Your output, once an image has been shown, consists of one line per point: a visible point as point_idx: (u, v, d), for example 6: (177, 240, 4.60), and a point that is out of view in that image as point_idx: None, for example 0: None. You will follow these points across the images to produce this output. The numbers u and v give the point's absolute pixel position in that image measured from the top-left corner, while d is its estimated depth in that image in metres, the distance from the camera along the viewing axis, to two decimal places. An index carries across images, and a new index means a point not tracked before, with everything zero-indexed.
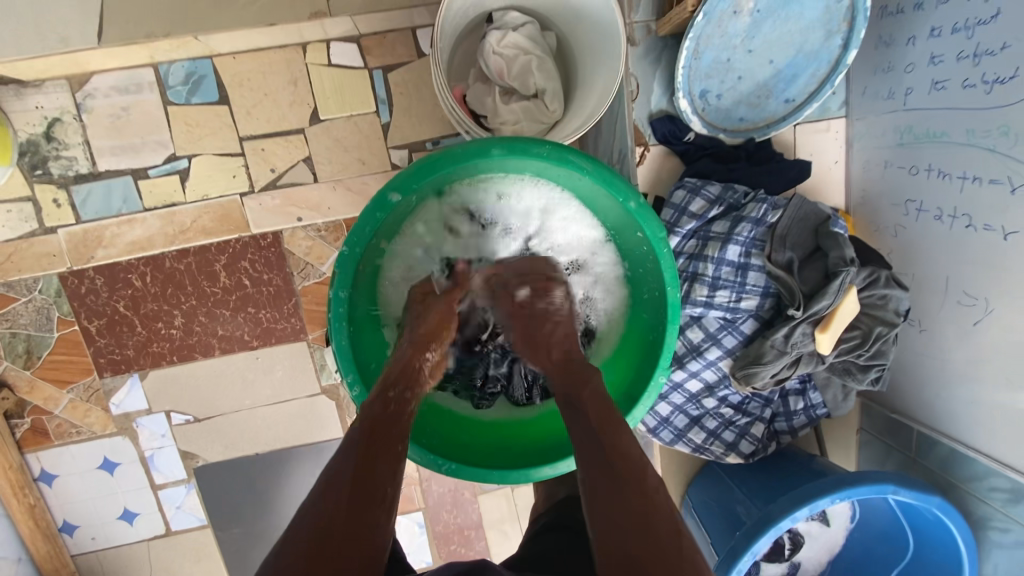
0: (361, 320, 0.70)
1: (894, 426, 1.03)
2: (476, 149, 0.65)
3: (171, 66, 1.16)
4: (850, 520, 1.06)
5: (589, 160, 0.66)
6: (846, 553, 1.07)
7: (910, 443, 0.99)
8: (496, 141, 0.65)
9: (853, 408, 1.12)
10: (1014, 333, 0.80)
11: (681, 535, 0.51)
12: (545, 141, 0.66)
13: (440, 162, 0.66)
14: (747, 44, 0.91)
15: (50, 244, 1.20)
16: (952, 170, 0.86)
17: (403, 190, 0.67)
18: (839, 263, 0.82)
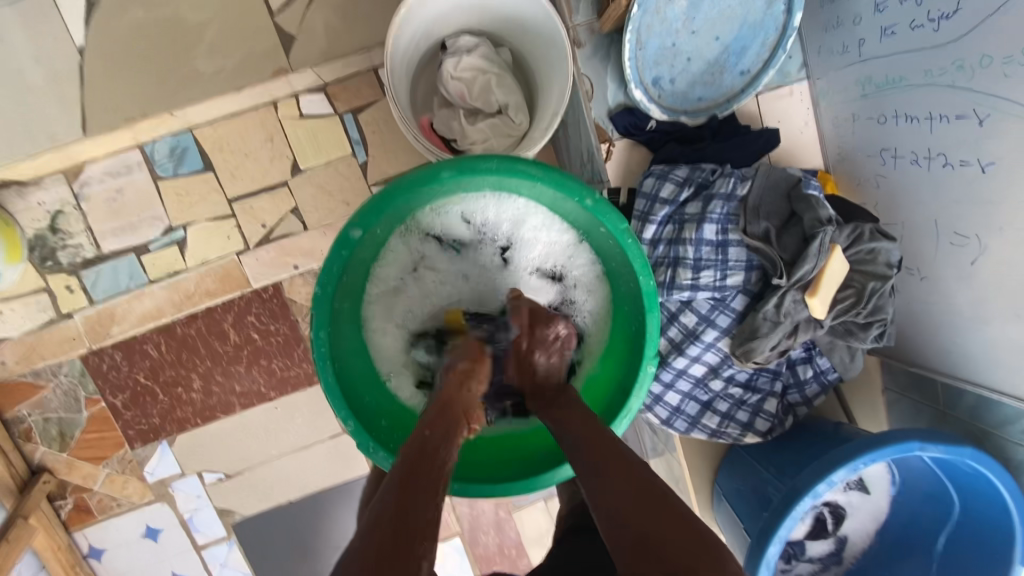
0: (349, 358, 0.72)
1: (918, 380, 0.97)
2: (426, 175, 0.67)
3: (155, 144, 1.21)
4: (891, 485, 1.03)
5: (538, 165, 0.67)
6: (894, 520, 1.04)
7: (937, 396, 0.94)
8: (445, 163, 0.66)
9: (873, 367, 1.07)
10: (1012, 265, 0.77)
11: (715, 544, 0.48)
12: (494, 155, 0.67)
13: (395, 192, 0.67)
14: (689, 26, 0.92)
15: (69, 328, 1.27)
16: (918, 113, 0.85)
17: (364, 225, 0.68)
18: (815, 224, 0.81)
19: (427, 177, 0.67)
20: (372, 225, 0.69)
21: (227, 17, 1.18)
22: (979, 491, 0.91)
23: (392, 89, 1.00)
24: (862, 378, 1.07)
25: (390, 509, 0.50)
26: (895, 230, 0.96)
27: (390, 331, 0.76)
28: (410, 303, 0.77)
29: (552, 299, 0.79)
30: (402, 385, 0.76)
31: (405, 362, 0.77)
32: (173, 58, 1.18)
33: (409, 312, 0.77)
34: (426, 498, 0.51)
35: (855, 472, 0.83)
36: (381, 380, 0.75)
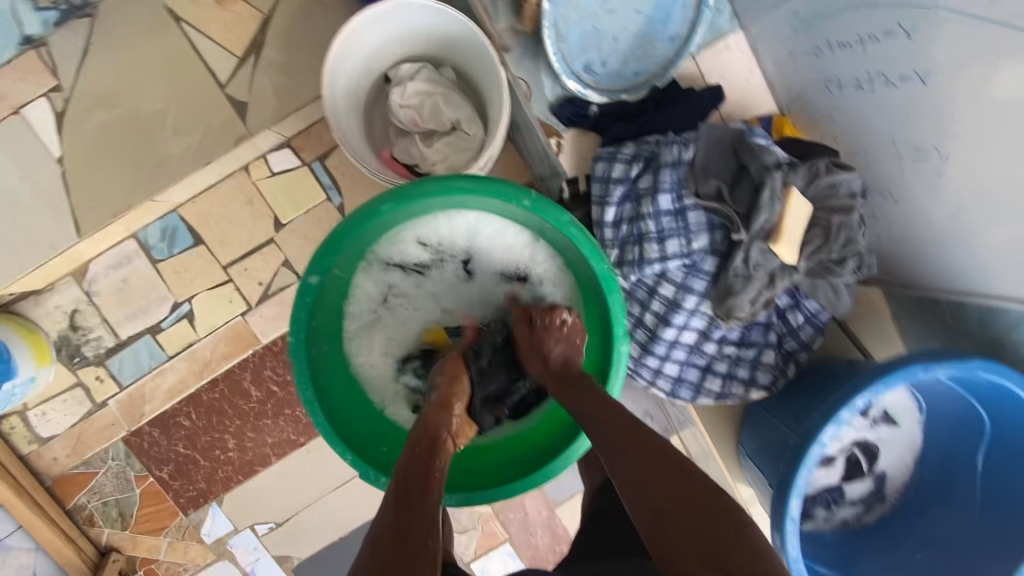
0: (340, 394, 0.76)
1: (920, 304, 0.96)
2: (367, 211, 0.69)
3: (147, 230, 1.29)
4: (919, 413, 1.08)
5: (469, 178, 0.69)
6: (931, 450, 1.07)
7: (943, 317, 0.91)
8: (383, 196, 0.68)
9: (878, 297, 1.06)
10: (973, 171, 0.75)
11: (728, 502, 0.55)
12: (428, 177, 0.69)
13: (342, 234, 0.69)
14: (605, 7, 0.94)
15: (107, 415, 1.36)
16: (849, 39, 0.84)
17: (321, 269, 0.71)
18: (764, 171, 0.80)
19: (369, 213, 0.69)
20: (328, 267, 0.71)
21: (180, 98, 1.23)
22: (1006, 407, 0.92)
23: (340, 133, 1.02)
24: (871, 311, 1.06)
25: (377, 559, 0.52)
26: (860, 158, 0.94)
27: (376, 362, 0.80)
28: (389, 332, 0.80)
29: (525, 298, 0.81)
30: (398, 410, 0.79)
31: (396, 390, 0.80)
32: (141, 147, 1.24)
33: (392, 340, 0.80)
34: (412, 533, 0.53)
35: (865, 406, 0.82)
36: (378, 410, 0.79)
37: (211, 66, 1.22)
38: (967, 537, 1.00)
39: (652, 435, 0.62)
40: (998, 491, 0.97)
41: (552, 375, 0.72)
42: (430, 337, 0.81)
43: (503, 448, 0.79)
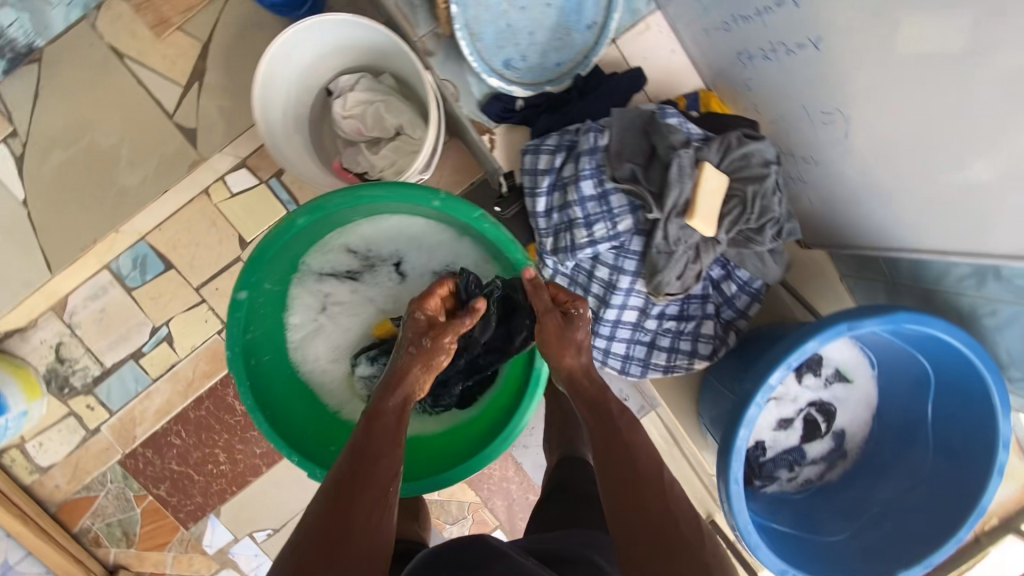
0: (286, 399, 0.80)
1: (864, 260, 1.02)
2: (284, 226, 0.71)
3: (119, 260, 1.33)
4: (873, 367, 1.12)
5: (378, 186, 0.72)
6: (886, 402, 1.11)
7: (883, 270, 0.99)
8: (297, 211, 0.71)
9: (827, 260, 1.12)
10: (874, 130, 0.77)
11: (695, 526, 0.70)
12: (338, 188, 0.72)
13: (264, 251, 0.72)
14: (515, 3, 0.96)
15: (101, 440, 1.42)
16: (749, 12, 0.85)
17: (249, 286, 0.74)
18: (670, 150, 0.83)
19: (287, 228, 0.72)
20: (257, 283, 0.74)
21: (133, 130, 1.26)
22: (946, 355, 0.94)
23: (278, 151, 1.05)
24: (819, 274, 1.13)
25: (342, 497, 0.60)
26: (781, 126, 0.96)
27: (322, 366, 0.84)
28: (331, 337, 0.84)
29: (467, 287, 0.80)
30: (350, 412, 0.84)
31: (346, 390, 0.84)
32: (102, 181, 1.29)
33: (336, 345, 0.84)
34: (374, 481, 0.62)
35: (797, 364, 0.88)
36: (331, 413, 0.83)
37: (158, 97, 1.25)
38: (920, 485, 1.02)
39: (664, 471, 0.74)
40: (946, 436, 1.00)
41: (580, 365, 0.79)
42: (379, 330, 0.83)
43: (450, 438, 0.86)
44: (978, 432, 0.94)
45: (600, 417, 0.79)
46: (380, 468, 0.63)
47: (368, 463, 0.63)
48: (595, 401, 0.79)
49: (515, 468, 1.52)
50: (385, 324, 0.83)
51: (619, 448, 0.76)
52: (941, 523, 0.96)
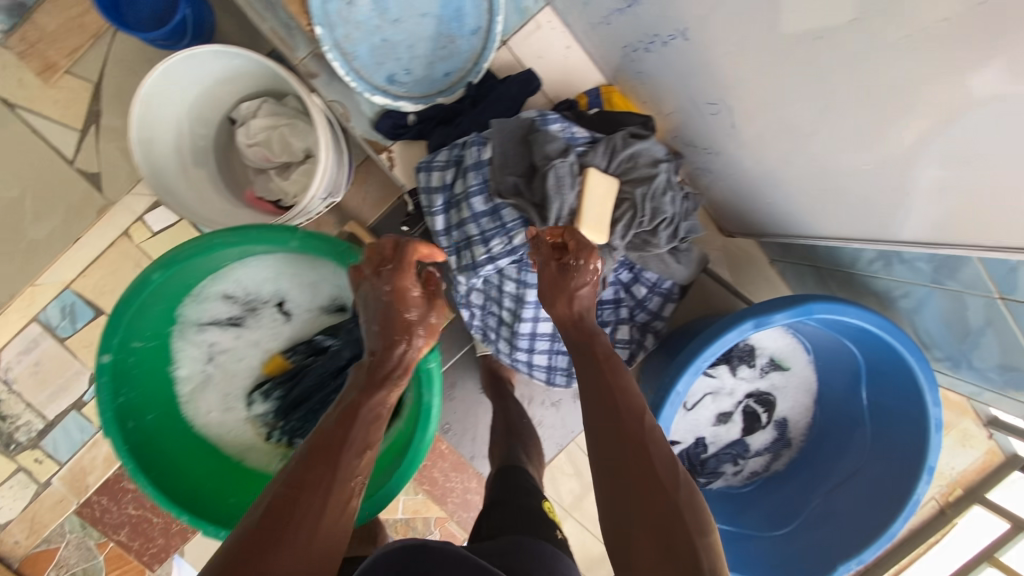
0: (178, 457, 0.78)
1: (788, 248, 0.97)
2: (140, 283, 0.68)
3: (47, 312, 1.29)
4: (808, 354, 1.08)
5: (232, 232, 0.70)
6: (824, 386, 1.08)
7: (810, 255, 0.93)
8: (150, 266, 0.68)
9: (757, 247, 1.08)
10: (757, 117, 0.74)
11: (688, 492, 0.60)
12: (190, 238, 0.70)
13: (124, 311, 0.69)
14: (388, 17, 0.92)
15: (54, 492, 1.40)
16: (620, 5, 0.81)
17: (114, 348, 0.71)
18: (545, 161, 0.80)
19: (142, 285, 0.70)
20: (122, 344, 0.71)
21: (38, 181, 1.23)
22: (869, 340, 0.91)
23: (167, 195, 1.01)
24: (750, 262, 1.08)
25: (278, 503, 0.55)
26: (677, 118, 0.91)
27: (216, 415, 0.82)
28: (222, 386, 0.82)
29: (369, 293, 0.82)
30: (255, 457, 0.82)
31: (248, 432, 0.83)
32: (15, 236, 1.25)
33: (228, 394, 0.82)
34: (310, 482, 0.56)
35: (710, 363, 0.86)
36: (235, 462, 0.82)
37: (58, 144, 1.21)
38: (858, 473, 0.99)
39: (647, 416, 0.65)
40: (881, 422, 0.97)
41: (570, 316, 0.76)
42: (268, 368, 0.82)
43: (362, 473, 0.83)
44: (908, 415, 0.91)
45: (587, 366, 0.72)
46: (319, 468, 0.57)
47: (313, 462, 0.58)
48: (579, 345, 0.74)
49: (477, 478, 1.47)
50: (274, 361, 0.82)
51: (598, 390, 0.69)
52: (879, 514, 0.92)
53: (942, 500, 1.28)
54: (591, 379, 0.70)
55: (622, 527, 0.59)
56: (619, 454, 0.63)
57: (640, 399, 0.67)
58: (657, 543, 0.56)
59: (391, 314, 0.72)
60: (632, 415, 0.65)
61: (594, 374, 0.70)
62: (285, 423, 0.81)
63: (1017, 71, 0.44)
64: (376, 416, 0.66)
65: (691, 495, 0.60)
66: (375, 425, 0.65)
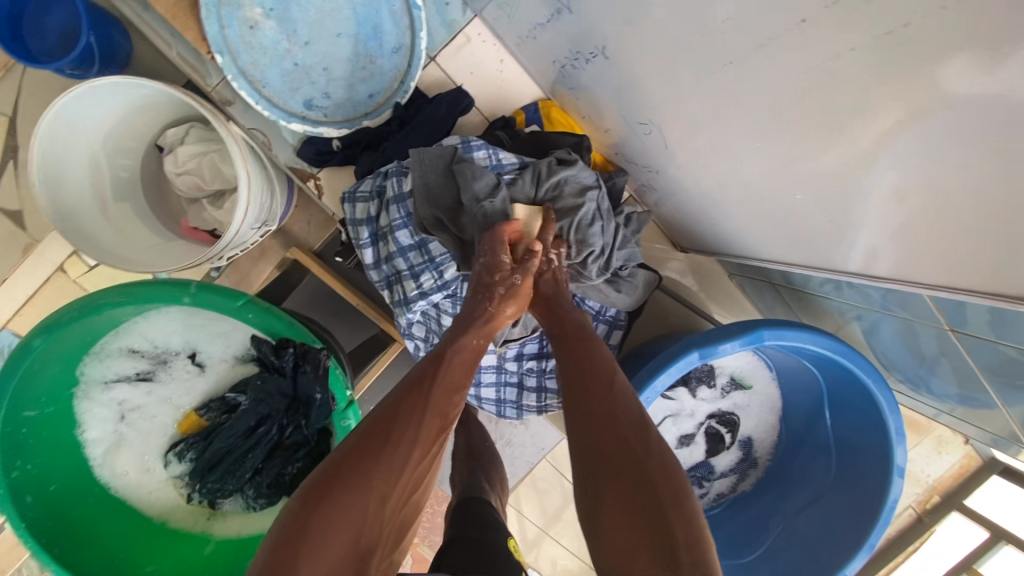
0: (89, 528, 0.72)
1: (742, 265, 0.92)
2: (20, 351, 0.64)
3: None
4: (771, 372, 1.03)
5: (118, 290, 0.65)
6: (789, 405, 1.03)
7: (762, 274, 0.87)
8: (30, 333, 0.63)
9: (716, 265, 1.00)
10: (687, 138, 0.68)
11: (664, 455, 0.55)
12: (73, 299, 0.65)
13: (7, 381, 0.64)
14: (297, 40, 0.85)
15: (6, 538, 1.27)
16: (543, 19, 0.75)
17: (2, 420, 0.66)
18: (475, 202, 0.73)
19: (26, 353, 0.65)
20: (11, 415, 0.66)
21: None
22: (825, 361, 0.86)
23: (80, 237, 0.94)
24: (708, 278, 1.02)
25: (296, 512, 0.51)
26: (616, 135, 0.86)
27: (134, 477, 0.77)
28: (136, 447, 0.76)
29: (260, 354, 0.73)
30: (179, 516, 0.77)
31: (170, 492, 0.77)
32: None
33: (143, 454, 0.77)
34: (332, 486, 0.52)
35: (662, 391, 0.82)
36: (158, 524, 0.77)
37: None
38: (821, 497, 0.94)
39: (617, 379, 0.63)
40: (846, 445, 0.92)
41: (539, 299, 0.74)
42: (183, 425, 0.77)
43: None
44: (870, 437, 0.86)
45: (559, 341, 0.70)
46: (345, 472, 0.53)
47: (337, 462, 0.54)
48: (550, 323, 0.72)
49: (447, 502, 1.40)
50: (189, 417, 0.77)
51: (569, 368, 0.66)
52: (840, 541, 0.87)
53: (919, 508, 1.25)
54: (563, 354, 0.68)
55: (592, 493, 0.55)
56: (587, 424, 0.59)
57: (615, 369, 0.64)
58: (627, 513, 0.51)
59: (483, 280, 0.71)
60: (598, 385, 0.62)
61: (561, 349, 0.68)
62: (203, 484, 0.75)
63: (936, 101, 0.39)
64: (464, 360, 0.65)
65: (664, 458, 0.55)
66: (463, 371, 0.64)
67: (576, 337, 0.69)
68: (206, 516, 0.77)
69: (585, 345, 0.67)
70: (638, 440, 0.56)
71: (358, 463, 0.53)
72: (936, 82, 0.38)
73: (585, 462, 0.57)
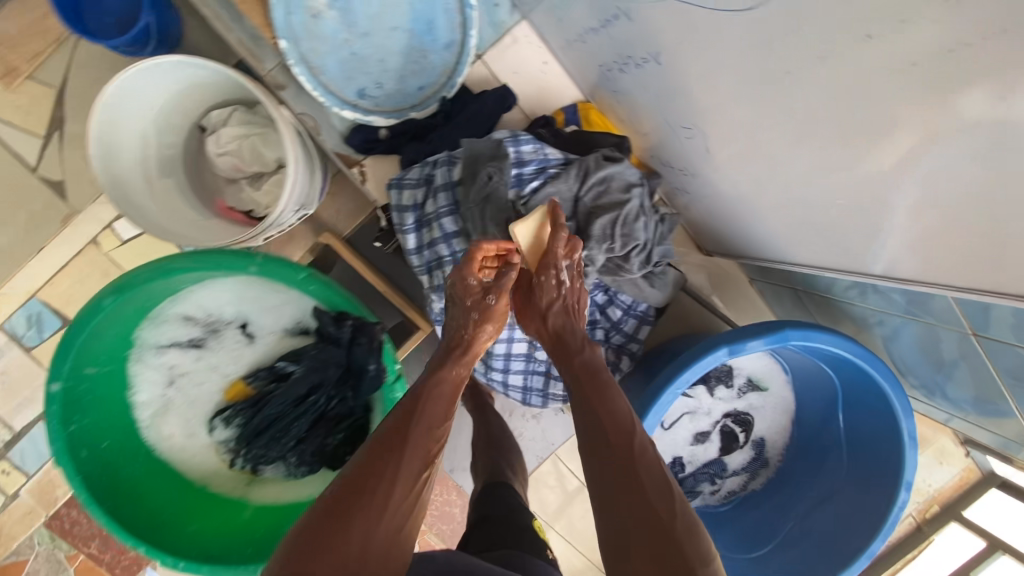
0: (135, 486, 0.75)
1: (763, 268, 0.96)
2: (89, 309, 0.67)
3: (12, 320, 1.21)
4: (786, 375, 1.08)
5: (186, 255, 0.68)
6: (801, 408, 1.07)
7: (783, 278, 0.92)
8: (101, 291, 0.67)
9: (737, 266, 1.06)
10: (728, 144, 0.72)
11: (684, 517, 0.58)
12: (143, 263, 0.69)
13: (74, 337, 0.67)
14: (356, 31, 0.89)
15: (22, 504, 1.29)
16: (594, 24, 0.79)
17: (65, 375, 0.69)
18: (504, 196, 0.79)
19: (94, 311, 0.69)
20: (73, 371, 0.69)
21: None
22: (842, 365, 0.90)
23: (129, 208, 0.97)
24: (729, 281, 1.08)
25: (302, 554, 0.51)
26: (653, 138, 0.89)
27: (179, 441, 0.80)
28: (183, 411, 0.80)
29: (320, 323, 0.78)
30: (221, 480, 0.81)
31: (212, 458, 0.81)
32: None
33: (189, 419, 0.80)
34: (342, 530, 0.52)
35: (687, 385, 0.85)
36: (199, 488, 0.80)
37: (21, 151, 1.17)
38: (831, 496, 0.98)
39: (636, 434, 0.64)
40: (858, 445, 0.95)
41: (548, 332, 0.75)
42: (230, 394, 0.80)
43: None
44: (882, 440, 0.90)
45: (573, 385, 0.70)
46: (352, 514, 0.53)
47: (342, 505, 0.54)
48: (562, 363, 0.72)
49: (456, 491, 1.41)
50: (235, 385, 0.80)
51: (584, 413, 0.67)
52: (847, 539, 0.91)
53: (919, 517, 1.28)
54: (577, 399, 0.69)
55: (617, 550, 0.58)
56: (607, 481, 0.61)
57: (631, 420, 0.65)
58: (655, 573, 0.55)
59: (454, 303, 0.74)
60: (619, 438, 0.63)
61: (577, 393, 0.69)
62: (248, 450, 0.79)
63: (970, 118, 0.43)
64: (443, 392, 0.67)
65: (687, 522, 0.58)
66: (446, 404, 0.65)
67: (589, 382, 0.69)
68: (246, 483, 0.81)
69: (600, 392, 0.67)
70: (660, 503, 0.58)
71: (362, 508, 0.54)
72: (973, 102, 0.41)
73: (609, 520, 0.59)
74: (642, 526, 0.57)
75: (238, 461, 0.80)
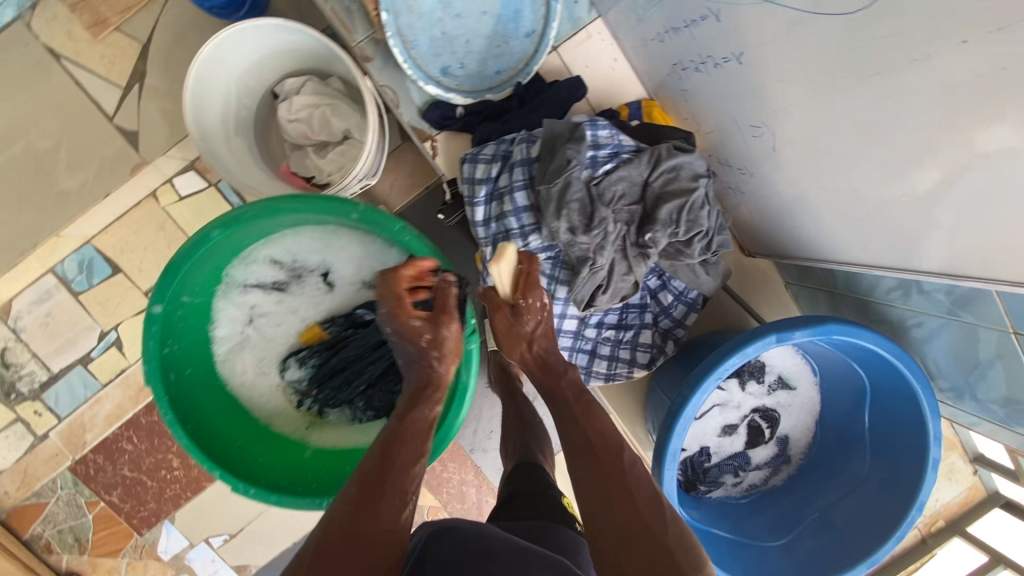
0: (210, 414, 0.79)
1: (804, 269, 1.02)
2: (197, 240, 0.72)
3: (64, 264, 1.24)
4: (815, 376, 1.13)
5: (292, 199, 0.73)
6: (826, 408, 1.13)
7: (824, 279, 0.98)
8: (211, 224, 0.72)
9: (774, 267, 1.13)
10: (796, 143, 0.77)
11: (674, 525, 0.63)
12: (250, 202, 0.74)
13: (180, 263, 0.72)
14: (450, 11, 0.95)
15: (50, 447, 1.30)
16: (677, 24, 0.85)
17: (166, 299, 0.74)
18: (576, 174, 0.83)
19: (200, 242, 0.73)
20: (173, 296, 0.74)
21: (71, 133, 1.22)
22: (874, 365, 0.96)
23: (212, 158, 1.02)
24: (766, 281, 1.14)
25: (327, 545, 0.56)
26: (715, 137, 0.95)
27: (251, 377, 0.85)
28: (258, 349, 0.85)
29: None
30: (285, 420, 0.85)
31: (279, 397, 0.85)
32: (42, 186, 1.23)
33: (263, 356, 0.85)
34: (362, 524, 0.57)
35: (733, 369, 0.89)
36: (263, 425, 0.84)
37: (98, 100, 1.22)
38: (854, 492, 1.03)
39: (624, 451, 0.70)
40: (884, 444, 1.00)
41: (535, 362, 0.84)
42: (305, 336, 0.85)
43: None
44: (908, 439, 0.95)
45: (565, 414, 0.77)
46: (375, 508, 0.59)
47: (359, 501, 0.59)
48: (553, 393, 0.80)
49: (475, 471, 1.44)
50: (313, 329, 0.85)
51: (575, 439, 0.74)
52: (869, 534, 0.96)
53: (924, 530, 1.33)
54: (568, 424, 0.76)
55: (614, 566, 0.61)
56: (600, 497, 0.67)
57: (618, 442, 0.72)
58: None
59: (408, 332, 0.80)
60: (610, 457, 0.70)
61: (569, 419, 0.76)
62: (319, 391, 0.84)
63: None
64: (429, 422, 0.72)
65: (677, 531, 0.63)
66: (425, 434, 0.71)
67: (580, 409, 0.77)
68: (308, 424, 0.85)
69: (589, 419, 0.75)
70: (652, 513, 0.64)
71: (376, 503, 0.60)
72: None
73: (606, 533, 0.64)
74: (638, 535, 0.62)
75: (304, 402, 0.85)
